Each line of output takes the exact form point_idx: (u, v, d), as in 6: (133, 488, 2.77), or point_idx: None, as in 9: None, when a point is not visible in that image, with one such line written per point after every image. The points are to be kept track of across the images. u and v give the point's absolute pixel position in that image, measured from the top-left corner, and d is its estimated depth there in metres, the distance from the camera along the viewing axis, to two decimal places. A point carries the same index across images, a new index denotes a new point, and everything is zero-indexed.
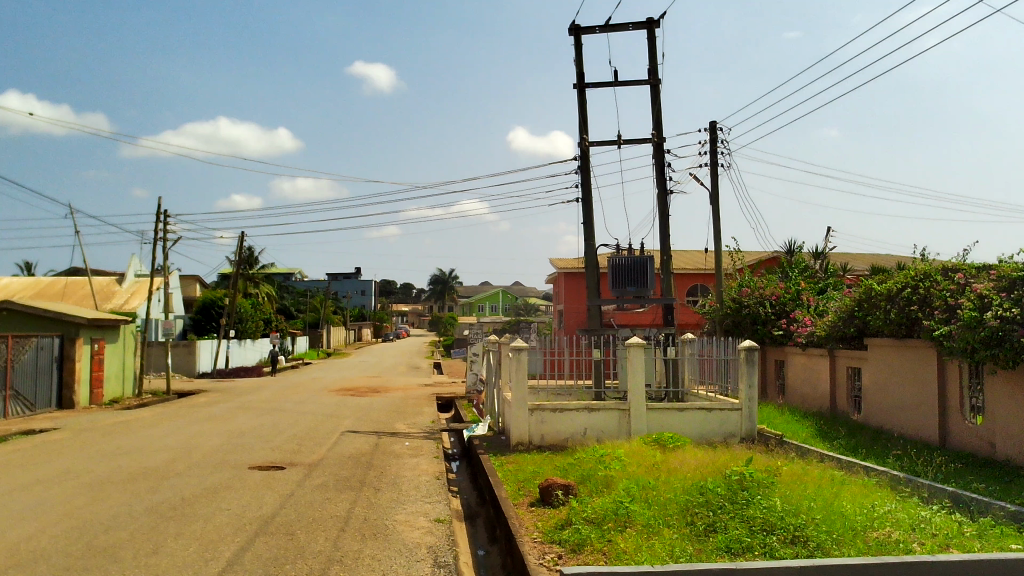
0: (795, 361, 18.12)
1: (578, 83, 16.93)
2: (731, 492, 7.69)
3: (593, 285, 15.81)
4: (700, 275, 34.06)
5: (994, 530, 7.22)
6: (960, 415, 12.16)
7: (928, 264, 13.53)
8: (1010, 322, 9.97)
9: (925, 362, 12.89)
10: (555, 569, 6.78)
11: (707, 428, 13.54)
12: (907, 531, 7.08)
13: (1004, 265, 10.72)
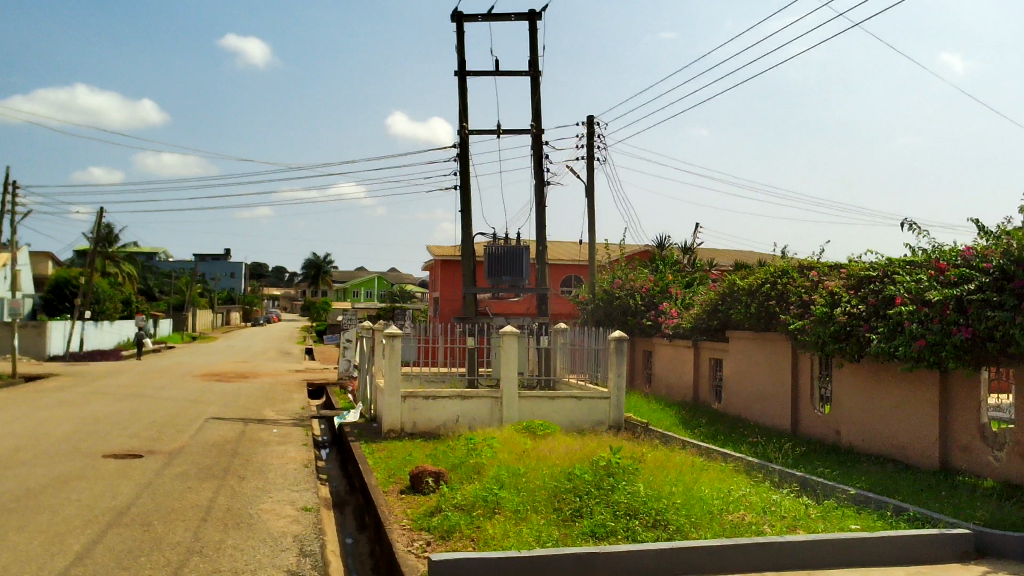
0: (661, 352, 18.79)
1: (459, 70, 16.89)
2: (597, 478, 7.89)
3: (469, 274, 15.84)
4: (574, 267, 34.74)
5: (836, 512, 7.73)
6: (810, 405, 12.94)
7: (785, 261, 14.24)
8: (855, 318, 10.68)
9: (780, 354, 13.63)
10: (422, 555, 6.78)
11: (577, 416, 13.85)
12: (759, 514, 7.48)
13: (853, 264, 11.42)
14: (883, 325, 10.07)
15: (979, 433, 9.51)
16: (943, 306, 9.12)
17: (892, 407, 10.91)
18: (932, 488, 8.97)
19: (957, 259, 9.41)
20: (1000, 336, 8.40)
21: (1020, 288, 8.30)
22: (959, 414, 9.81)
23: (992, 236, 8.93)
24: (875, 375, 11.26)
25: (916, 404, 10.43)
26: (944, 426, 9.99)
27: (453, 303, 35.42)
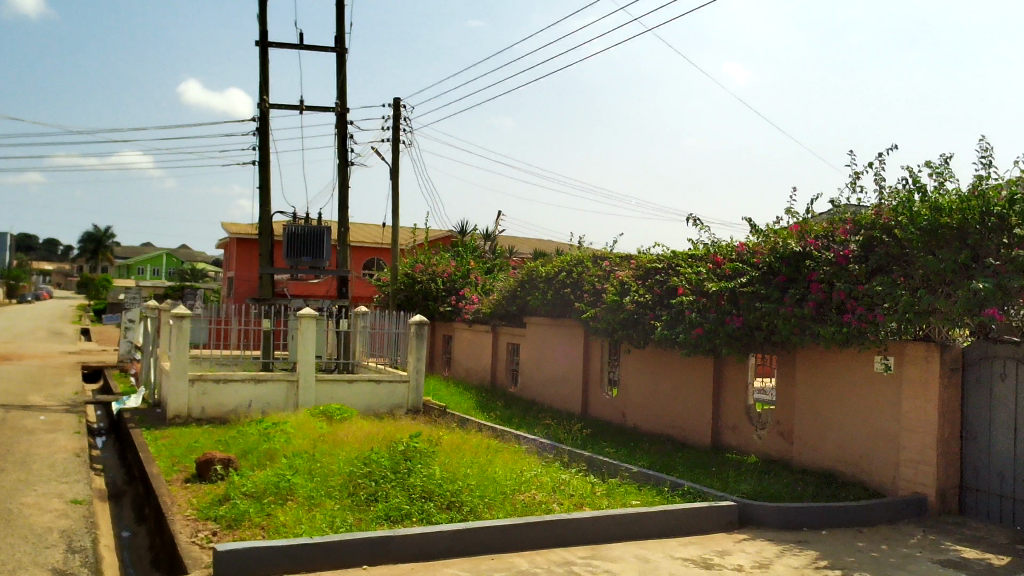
0: (461, 335, 19.10)
1: (260, 40, 16.16)
2: (393, 462, 7.87)
3: (265, 253, 15.23)
4: (376, 250, 34.38)
5: (619, 488, 8.20)
6: (599, 389, 13.62)
7: (579, 251, 14.80)
8: (642, 307, 11.37)
9: (573, 338, 14.25)
10: (207, 546, 6.47)
11: (374, 400, 13.75)
12: (549, 492, 7.79)
13: (641, 255, 12.08)
14: (666, 314, 10.76)
15: (746, 414, 10.42)
16: (718, 297, 9.81)
17: (671, 391, 11.71)
18: (704, 464, 9.72)
19: (732, 254, 10.05)
20: (767, 325, 9.22)
21: (783, 282, 9.10)
22: (729, 397, 10.69)
23: (762, 233, 9.66)
24: (658, 360, 12.01)
25: (693, 388, 11.25)
26: (716, 407, 10.85)
27: (248, 284, 34.05)
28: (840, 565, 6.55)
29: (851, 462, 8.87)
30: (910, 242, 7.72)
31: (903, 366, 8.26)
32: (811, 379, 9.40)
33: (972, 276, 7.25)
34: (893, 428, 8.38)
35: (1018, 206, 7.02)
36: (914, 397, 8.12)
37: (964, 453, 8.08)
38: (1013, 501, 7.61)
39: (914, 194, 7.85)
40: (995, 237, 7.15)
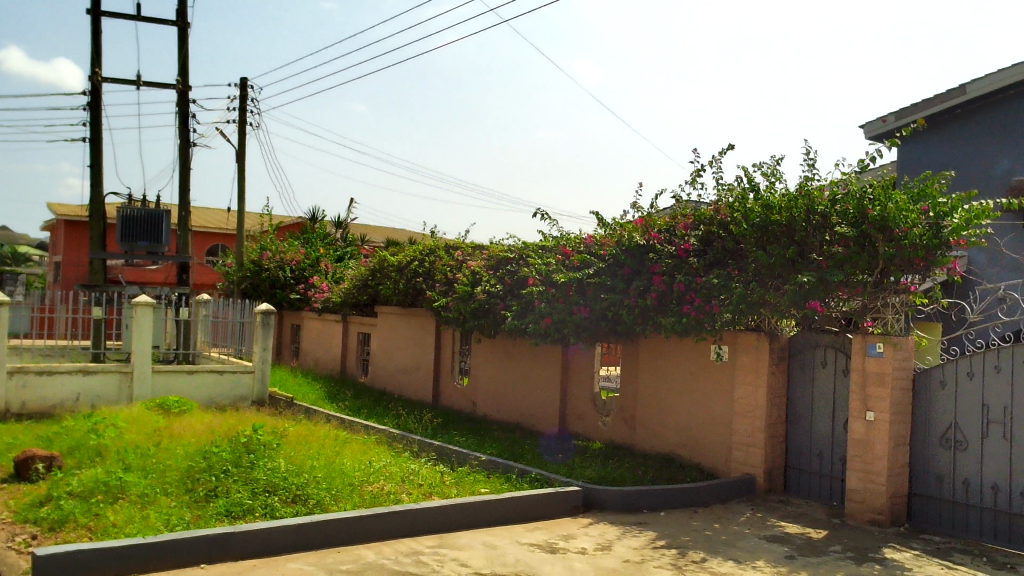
0: (310, 325, 18.64)
1: (91, 9, 15.08)
2: (235, 456, 7.58)
3: (97, 236, 14.27)
4: (220, 236, 32.98)
5: (468, 477, 8.26)
6: (450, 378, 13.65)
7: (431, 241, 14.76)
8: (493, 297, 11.49)
9: (425, 328, 14.21)
10: (26, 551, 6.00)
11: (216, 393, 13.17)
12: (398, 483, 7.74)
13: (493, 246, 12.19)
14: (517, 304, 10.92)
15: (591, 402, 10.73)
16: (567, 288, 10.02)
17: (521, 379, 11.90)
18: (550, 451, 9.93)
19: (580, 245, 10.27)
20: (612, 316, 9.52)
21: (628, 274, 9.41)
22: (575, 385, 10.97)
23: (609, 226, 9.93)
24: (507, 350, 12.17)
25: (541, 376, 11.48)
26: (564, 395, 11.12)
27: (77, 267, 31.79)
28: (676, 544, 6.86)
29: (688, 446, 9.31)
30: (744, 237, 8.16)
31: (736, 354, 8.75)
32: (653, 367, 9.80)
33: (798, 270, 7.76)
34: (726, 413, 8.87)
35: (839, 206, 7.56)
36: (746, 384, 8.61)
37: (788, 435, 8.65)
38: (830, 479, 8.22)
39: (748, 191, 8.24)
40: (819, 234, 7.67)
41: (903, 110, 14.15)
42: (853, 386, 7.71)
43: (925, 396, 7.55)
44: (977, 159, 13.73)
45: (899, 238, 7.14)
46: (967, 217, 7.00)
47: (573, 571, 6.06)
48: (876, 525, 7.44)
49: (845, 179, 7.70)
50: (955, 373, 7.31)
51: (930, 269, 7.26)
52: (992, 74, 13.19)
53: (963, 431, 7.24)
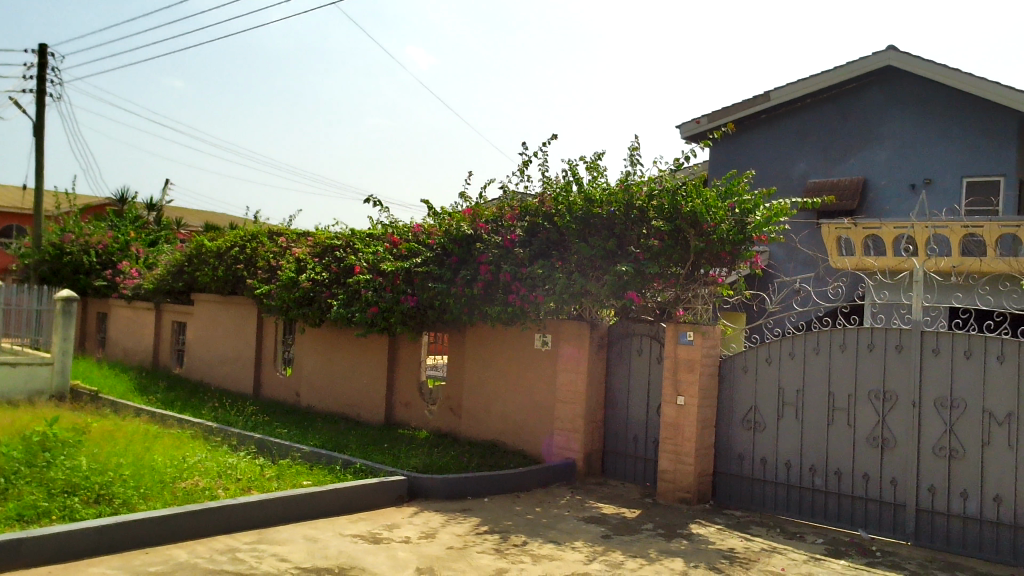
0: (118, 314, 17.47)
1: None
2: (29, 455, 6.97)
3: None
4: (14, 216, 30.21)
5: (290, 470, 8.02)
6: (272, 367, 13.22)
7: (253, 227, 14.22)
8: (318, 285, 11.22)
9: (246, 316, 13.68)
10: None
11: (8, 387, 12.01)
12: (214, 478, 7.39)
13: (318, 233, 11.91)
14: (342, 293, 10.73)
15: (418, 390, 10.72)
16: (394, 277, 9.94)
17: (346, 368, 11.71)
18: (375, 441, 9.84)
19: (408, 234, 10.22)
20: (438, 305, 9.53)
21: (455, 263, 9.47)
22: (402, 374, 10.91)
23: (437, 215, 9.93)
24: (333, 339, 11.93)
25: (367, 365, 11.34)
26: (390, 384, 11.04)
27: None
28: (499, 529, 6.98)
29: (512, 432, 9.50)
30: (567, 229, 8.38)
31: (558, 342, 9.01)
32: (478, 355, 9.92)
33: (617, 262, 8.09)
34: (548, 400, 9.12)
35: (655, 201, 7.94)
36: (568, 371, 8.88)
37: (606, 420, 9.01)
38: (644, 461, 8.65)
39: (572, 184, 8.46)
40: (636, 228, 8.05)
41: (714, 113, 15.07)
42: (665, 372, 8.13)
43: (729, 381, 8.08)
44: (777, 163, 14.87)
45: (708, 233, 7.63)
46: (767, 215, 7.60)
47: (396, 561, 6.03)
48: (684, 503, 7.90)
49: (661, 176, 8.07)
50: (755, 359, 7.87)
51: (734, 262, 7.83)
52: (792, 82, 14.32)
53: (761, 413, 7.82)
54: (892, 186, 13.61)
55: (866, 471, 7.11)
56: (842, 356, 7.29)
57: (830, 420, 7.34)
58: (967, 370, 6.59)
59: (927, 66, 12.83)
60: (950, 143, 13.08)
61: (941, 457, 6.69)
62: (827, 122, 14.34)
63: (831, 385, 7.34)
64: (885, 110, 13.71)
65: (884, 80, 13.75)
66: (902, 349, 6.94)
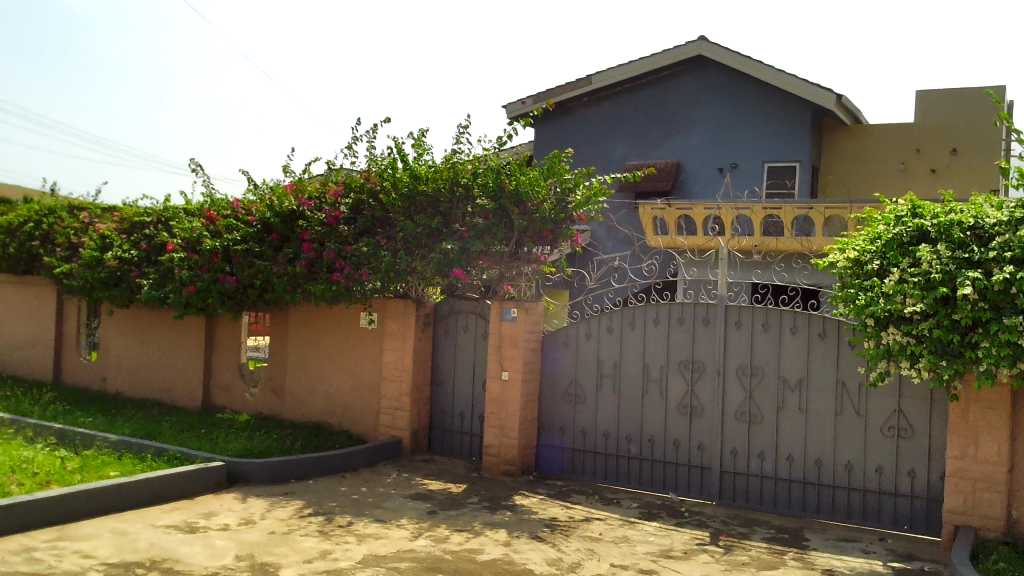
0: None
1: None
2: None
3: None
4: None
5: (94, 461, 7.50)
6: (75, 352, 12.29)
7: (51, 200, 13.09)
8: (126, 264, 10.52)
9: (44, 298, 12.63)
10: None
11: None
12: (6, 474, 6.79)
13: (126, 208, 11.14)
14: (153, 273, 10.12)
15: (237, 372, 10.31)
16: (210, 255, 9.45)
17: (159, 351, 11.09)
18: (191, 427, 9.38)
19: (226, 210, 9.75)
20: (259, 283, 9.18)
21: (277, 241, 9.14)
22: (221, 355, 10.46)
23: (255, 190, 9.53)
24: (144, 321, 11.24)
25: (182, 347, 10.78)
26: (208, 366, 10.55)
27: None
28: (323, 510, 6.86)
29: (337, 412, 9.34)
30: (392, 206, 8.30)
31: (384, 321, 8.93)
32: (302, 335, 9.66)
33: (443, 240, 8.12)
34: (375, 378, 9.04)
35: (480, 179, 8.01)
36: (394, 349, 8.83)
37: (433, 397, 9.05)
38: (471, 437, 8.77)
39: (396, 162, 8.35)
40: (462, 206, 8.10)
41: (539, 95, 15.36)
42: (490, 348, 8.25)
43: (551, 357, 8.30)
44: (598, 145, 15.36)
45: (531, 212, 7.83)
46: (586, 194, 7.83)
47: (214, 550, 5.80)
48: (509, 476, 8.09)
49: (486, 154, 8.11)
50: (576, 335, 8.13)
51: (556, 240, 8.05)
52: (613, 67, 14.79)
53: (581, 386, 8.11)
54: (702, 169, 14.45)
55: (676, 438, 7.55)
56: (655, 330, 7.67)
57: (644, 391, 7.73)
58: (765, 341, 7.13)
59: (734, 57, 13.64)
60: (754, 129, 14.05)
61: (742, 422, 7.22)
62: (645, 107, 14.96)
63: (645, 358, 7.72)
64: (697, 97, 14.48)
65: (696, 68, 14.49)
66: (708, 322, 7.40)
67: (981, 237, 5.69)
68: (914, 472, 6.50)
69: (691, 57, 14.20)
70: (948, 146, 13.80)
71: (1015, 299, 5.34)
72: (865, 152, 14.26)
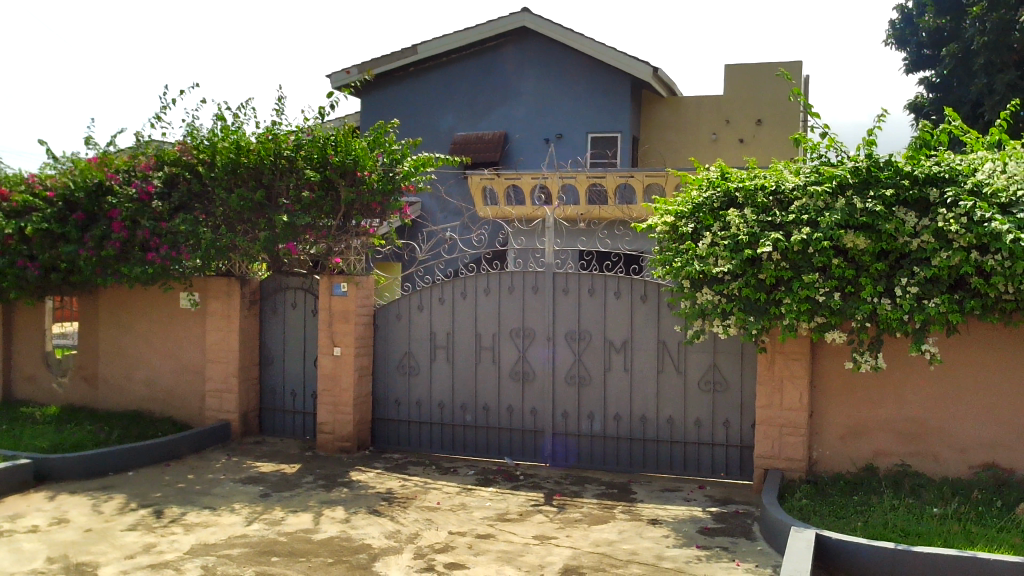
0: None
1: None
2: None
3: None
4: None
5: None
6: None
7: None
8: None
9: None
10: None
11: None
12: None
13: None
14: None
15: (43, 362, 9.51)
16: (5, 237, 8.61)
17: None
18: None
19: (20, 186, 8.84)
20: (65, 264, 8.51)
21: (83, 219, 8.42)
22: (24, 344, 9.62)
23: (52, 164, 8.70)
24: None
25: None
26: (8, 356, 9.71)
27: None
28: (145, 503, 6.49)
29: (158, 398, 8.85)
30: (210, 180, 7.87)
31: (206, 300, 8.52)
32: (116, 319, 9.04)
33: (267, 215, 7.85)
34: (198, 360, 8.64)
35: (304, 151, 7.70)
36: (217, 329, 8.46)
37: (262, 377, 8.75)
38: (303, 415, 8.57)
39: (213, 133, 7.90)
40: (285, 179, 7.78)
41: (363, 64, 15.05)
42: (320, 324, 8.06)
43: (384, 330, 8.21)
44: (426, 116, 15.26)
45: (359, 183, 7.67)
46: (414, 165, 7.77)
47: (22, 554, 5.36)
48: (344, 453, 7.98)
49: (310, 125, 7.82)
50: (407, 307, 8.09)
51: (385, 213, 7.94)
52: (438, 36, 14.66)
53: (415, 358, 8.08)
54: (528, 139, 14.70)
55: (510, 404, 7.70)
56: (487, 299, 7.77)
57: (477, 359, 7.81)
58: (591, 306, 7.38)
59: (557, 30, 13.89)
60: (577, 101, 14.41)
61: (571, 384, 7.46)
62: (471, 77, 14.98)
63: (478, 326, 7.81)
64: (523, 68, 14.66)
65: (520, 39, 14.64)
66: (537, 289, 7.57)
67: (782, 201, 6.12)
68: (729, 423, 6.99)
69: (515, 28, 14.33)
70: (754, 117, 14.74)
71: (812, 257, 5.82)
72: (680, 123, 14.99)
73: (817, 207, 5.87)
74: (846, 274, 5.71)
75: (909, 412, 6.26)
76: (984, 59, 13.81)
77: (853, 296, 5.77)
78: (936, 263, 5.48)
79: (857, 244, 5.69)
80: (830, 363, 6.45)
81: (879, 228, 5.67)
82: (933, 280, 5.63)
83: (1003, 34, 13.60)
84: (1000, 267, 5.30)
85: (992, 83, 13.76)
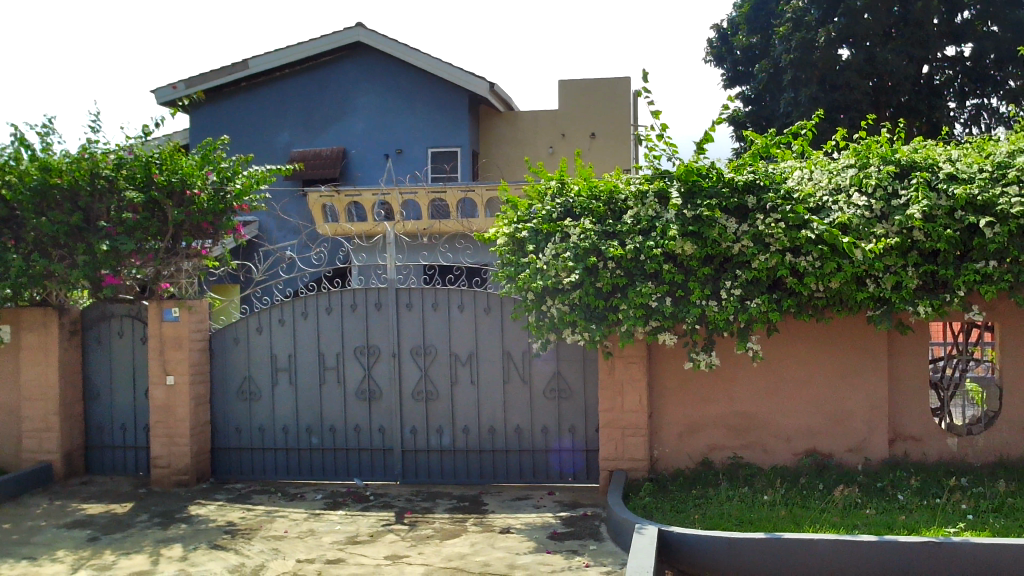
0: None
1: None
2: None
3: None
4: None
5: None
6: None
7: None
8: None
9: None
10: None
11: None
12: None
13: None
14: None
15: None
16: None
17: None
18: None
19: None
20: None
21: None
22: None
23: None
24: None
25: None
26: None
27: None
28: None
29: None
30: (17, 205, 7.18)
31: (19, 334, 7.86)
32: None
33: (87, 239, 7.28)
34: (13, 399, 7.96)
35: (125, 170, 7.26)
36: (33, 364, 7.83)
37: (86, 413, 8.17)
38: (135, 450, 8.08)
39: (19, 154, 7.23)
40: (106, 200, 7.27)
41: (190, 80, 14.44)
42: (150, 352, 7.60)
43: (220, 355, 7.86)
44: (259, 133, 14.80)
45: (188, 203, 7.34)
46: (247, 182, 7.52)
47: None
48: (182, 486, 7.56)
49: (130, 142, 7.38)
50: (245, 330, 7.78)
51: (217, 234, 7.68)
52: (268, 51, 14.24)
53: (255, 382, 7.78)
54: (367, 155, 14.55)
55: (357, 424, 7.56)
56: (329, 318, 7.60)
57: (322, 380, 7.63)
58: (436, 320, 7.37)
59: (392, 44, 13.84)
60: (415, 116, 14.41)
61: (419, 400, 7.41)
62: (305, 93, 14.67)
63: (321, 347, 7.62)
64: (359, 83, 14.52)
65: (355, 54, 14.48)
66: (380, 306, 7.48)
67: (615, 211, 6.36)
68: (574, 429, 7.16)
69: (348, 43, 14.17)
70: (588, 131, 15.23)
71: (644, 266, 6.07)
72: (517, 137, 15.33)
73: (648, 217, 6.15)
74: (676, 280, 6.00)
75: (739, 407, 6.64)
76: (791, 75, 15.01)
77: (684, 299, 6.06)
78: (756, 265, 5.85)
79: (685, 250, 5.98)
80: (665, 364, 6.73)
81: (704, 235, 5.99)
82: (754, 281, 6.00)
83: (806, 53, 14.75)
84: (811, 267, 5.75)
85: (798, 96, 14.94)
